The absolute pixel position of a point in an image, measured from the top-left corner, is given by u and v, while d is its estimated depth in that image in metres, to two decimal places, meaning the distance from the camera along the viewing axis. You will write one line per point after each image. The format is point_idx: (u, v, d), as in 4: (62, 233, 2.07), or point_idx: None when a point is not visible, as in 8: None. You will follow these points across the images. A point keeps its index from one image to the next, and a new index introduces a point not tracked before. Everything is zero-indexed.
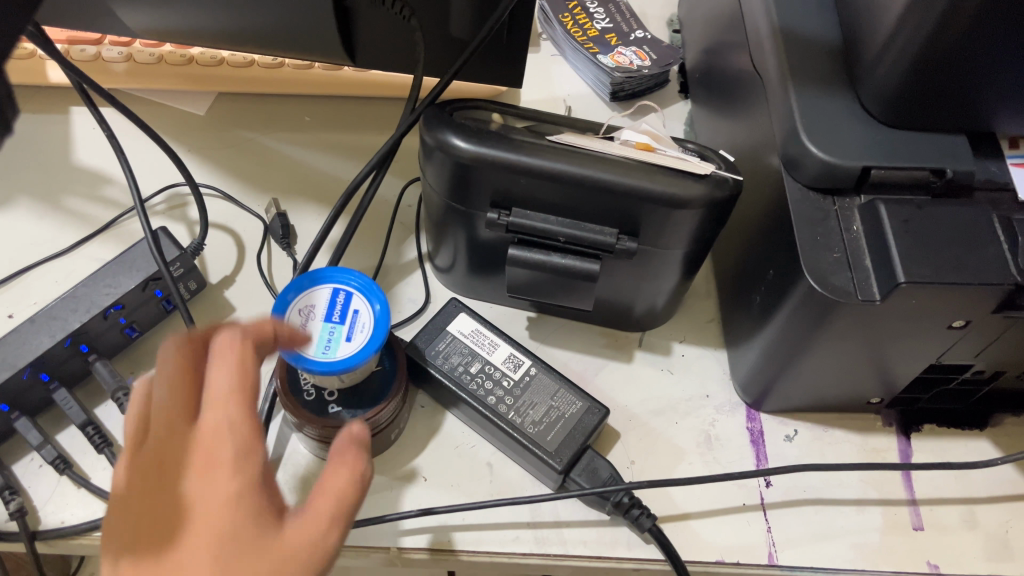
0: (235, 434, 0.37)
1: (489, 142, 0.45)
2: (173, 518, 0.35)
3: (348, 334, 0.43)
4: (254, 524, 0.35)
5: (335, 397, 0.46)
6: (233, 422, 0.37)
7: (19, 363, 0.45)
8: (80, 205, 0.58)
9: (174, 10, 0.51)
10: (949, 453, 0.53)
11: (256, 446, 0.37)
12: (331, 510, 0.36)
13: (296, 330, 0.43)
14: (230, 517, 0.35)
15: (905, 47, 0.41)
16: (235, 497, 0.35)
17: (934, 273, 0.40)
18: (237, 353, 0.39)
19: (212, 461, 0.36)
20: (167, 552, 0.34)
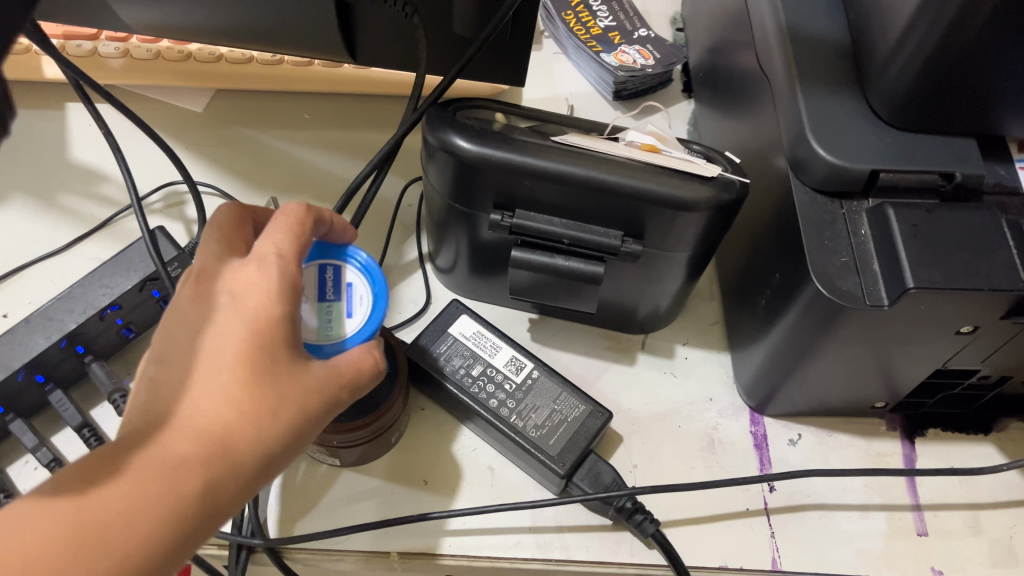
0: (282, 264, 0.34)
1: (492, 143, 0.44)
2: (203, 332, 0.33)
3: (347, 311, 0.39)
4: (284, 352, 0.33)
5: None
6: (282, 253, 0.35)
7: (14, 365, 0.44)
8: (77, 203, 0.57)
9: (172, 7, 0.50)
10: (954, 458, 0.53)
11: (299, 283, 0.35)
12: (351, 372, 0.35)
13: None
14: (264, 336, 0.33)
15: (916, 50, 0.40)
16: (273, 321, 0.33)
17: (944, 279, 0.39)
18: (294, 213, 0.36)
19: (249, 278, 0.34)
20: (196, 361, 0.32)
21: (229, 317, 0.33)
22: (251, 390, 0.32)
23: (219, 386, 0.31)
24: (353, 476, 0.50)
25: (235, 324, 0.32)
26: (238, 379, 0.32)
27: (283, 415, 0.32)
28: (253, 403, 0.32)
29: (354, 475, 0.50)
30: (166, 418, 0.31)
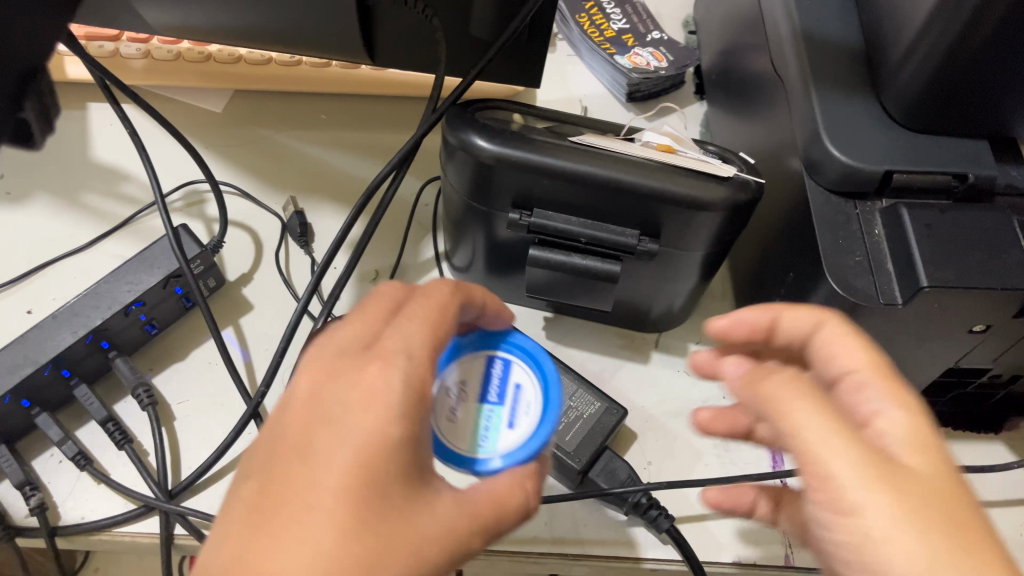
0: (410, 369, 0.31)
1: (511, 143, 0.45)
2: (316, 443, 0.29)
3: (509, 419, 0.37)
4: (400, 479, 0.29)
5: None
6: (409, 357, 0.32)
7: (41, 360, 0.45)
8: (98, 202, 0.58)
9: (195, 9, 0.51)
10: (965, 456, 0.54)
11: (425, 391, 0.31)
12: (490, 508, 0.32)
13: (441, 416, 0.37)
14: (380, 458, 0.29)
15: (928, 53, 0.41)
16: (392, 442, 0.29)
17: (957, 277, 0.40)
18: (434, 307, 0.34)
19: (376, 380, 0.31)
20: (303, 485, 0.28)
21: (345, 428, 0.29)
22: (361, 525, 0.28)
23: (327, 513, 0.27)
24: None
25: (351, 439, 0.29)
26: (348, 506, 0.28)
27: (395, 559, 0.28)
28: (361, 540, 0.27)
29: None
30: (265, 545, 0.27)
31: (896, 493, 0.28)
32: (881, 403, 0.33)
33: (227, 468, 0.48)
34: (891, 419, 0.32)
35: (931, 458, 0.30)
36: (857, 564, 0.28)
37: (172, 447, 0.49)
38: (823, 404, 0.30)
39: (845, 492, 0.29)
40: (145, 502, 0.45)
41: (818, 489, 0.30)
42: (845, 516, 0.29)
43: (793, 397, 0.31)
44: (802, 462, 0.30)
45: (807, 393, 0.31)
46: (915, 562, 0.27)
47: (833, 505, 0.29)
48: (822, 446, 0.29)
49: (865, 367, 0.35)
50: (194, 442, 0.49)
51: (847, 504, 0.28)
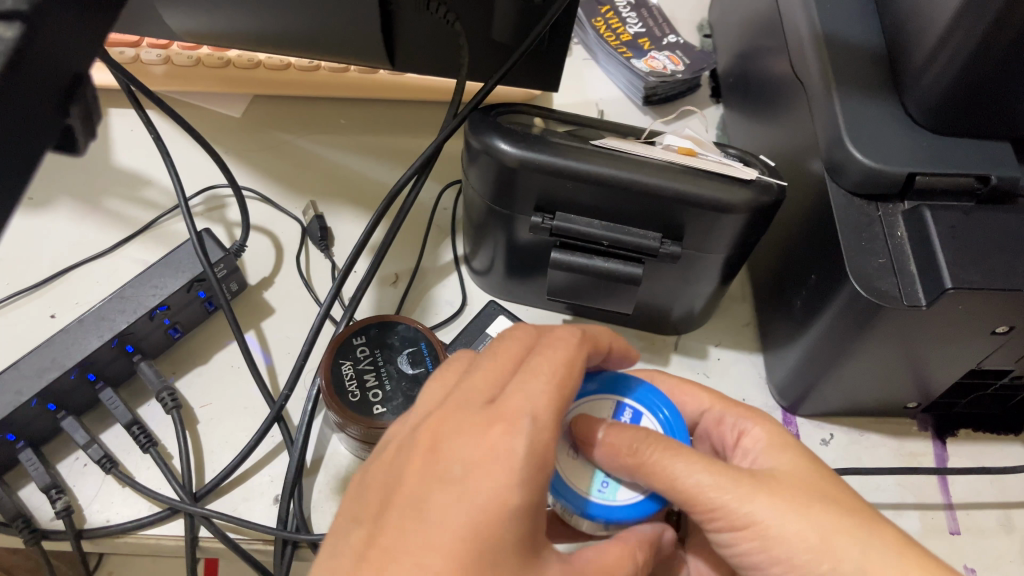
0: (534, 432, 0.31)
1: (535, 146, 0.45)
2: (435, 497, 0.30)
3: None
4: (508, 549, 0.30)
5: (380, 399, 0.46)
6: (534, 416, 0.32)
7: (68, 363, 0.46)
8: (120, 206, 0.59)
9: (219, 13, 0.51)
10: (985, 457, 0.54)
11: (548, 456, 0.31)
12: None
13: (562, 453, 0.38)
14: (493, 523, 0.29)
15: (952, 56, 0.41)
16: (509, 510, 0.30)
17: (982, 278, 0.40)
18: (561, 361, 0.34)
19: (500, 441, 0.31)
20: (415, 540, 0.29)
21: (464, 488, 0.30)
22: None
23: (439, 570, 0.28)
24: None
25: (467, 500, 0.29)
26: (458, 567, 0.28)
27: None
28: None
29: None
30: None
31: (779, 499, 0.35)
32: (743, 423, 0.42)
33: (250, 471, 0.49)
34: (754, 435, 0.41)
35: (783, 455, 0.39)
36: (770, 560, 0.35)
37: (197, 450, 0.49)
38: (683, 449, 0.35)
39: (736, 510, 0.35)
40: (171, 505, 0.45)
41: (716, 518, 0.35)
42: (744, 529, 0.35)
43: (658, 455, 0.35)
44: (688, 500, 0.35)
45: (664, 444, 0.35)
46: (811, 539, 0.34)
47: (733, 524, 0.35)
48: (698, 480, 0.35)
49: (713, 403, 0.44)
50: (218, 445, 0.49)
51: (742, 520, 0.35)
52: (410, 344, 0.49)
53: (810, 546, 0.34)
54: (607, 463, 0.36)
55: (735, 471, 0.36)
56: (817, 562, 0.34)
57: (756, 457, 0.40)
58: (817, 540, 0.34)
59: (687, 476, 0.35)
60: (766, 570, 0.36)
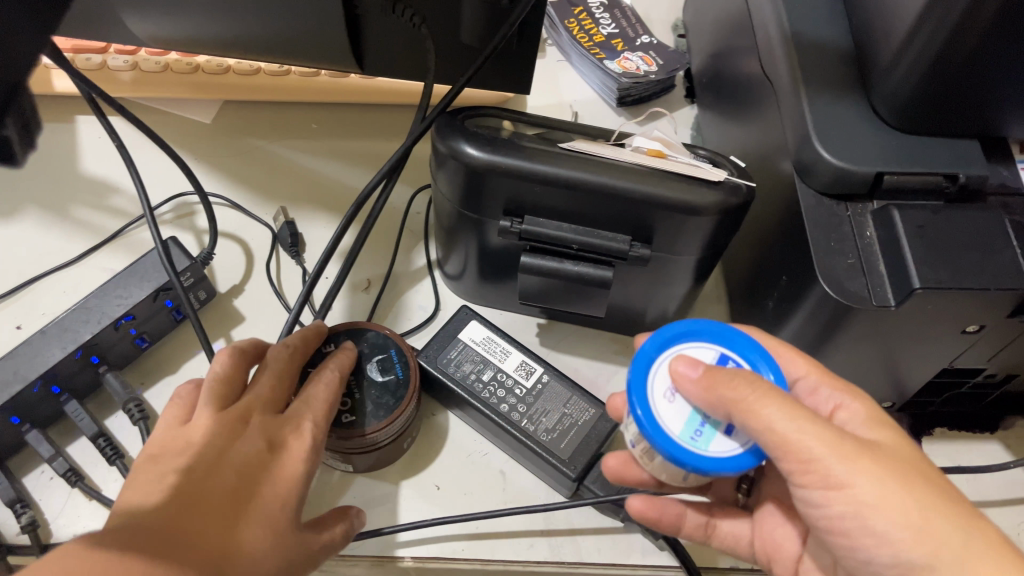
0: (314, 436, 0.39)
1: (501, 150, 0.45)
2: (239, 475, 0.36)
3: (727, 426, 0.36)
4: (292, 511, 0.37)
5: (349, 408, 0.45)
6: (316, 421, 0.40)
7: (30, 376, 0.45)
8: (88, 214, 0.58)
9: (183, 19, 0.50)
10: (960, 456, 0.54)
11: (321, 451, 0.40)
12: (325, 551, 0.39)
13: (660, 396, 0.37)
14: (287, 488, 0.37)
15: (918, 55, 0.41)
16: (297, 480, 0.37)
17: (950, 278, 0.40)
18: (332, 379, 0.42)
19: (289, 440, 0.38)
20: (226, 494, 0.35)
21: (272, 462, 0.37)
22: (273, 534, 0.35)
23: (243, 527, 0.34)
24: (365, 482, 0.50)
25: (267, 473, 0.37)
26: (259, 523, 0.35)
27: (273, 573, 0.35)
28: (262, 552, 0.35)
29: (366, 481, 0.50)
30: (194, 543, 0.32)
31: (876, 463, 0.34)
32: (840, 398, 0.41)
33: None
34: (851, 411, 0.40)
35: (885, 432, 0.37)
36: (861, 529, 0.34)
37: None
38: (785, 399, 0.34)
39: (831, 469, 0.33)
40: None
41: (808, 472, 0.34)
42: (836, 490, 0.34)
43: (763, 398, 0.34)
44: (779, 449, 0.34)
45: (768, 391, 0.34)
46: None
47: (825, 482, 0.34)
48: (799, 432, 0.33)
49: (809, 371, 0.43)
50: None
51: (838, 479, 0.33)
52: (378, 351, 0.48)
53: (907, 523, 0.33)
54: (703, 404, 0.35)
55: (835, 430, 0.34)
56: (914, 543, 0.32)
57: (852, 428, 0.39)
58: (920, 518, 0.33)
59: (787, 424, 0.33)
60: (857, 539, 0.34)
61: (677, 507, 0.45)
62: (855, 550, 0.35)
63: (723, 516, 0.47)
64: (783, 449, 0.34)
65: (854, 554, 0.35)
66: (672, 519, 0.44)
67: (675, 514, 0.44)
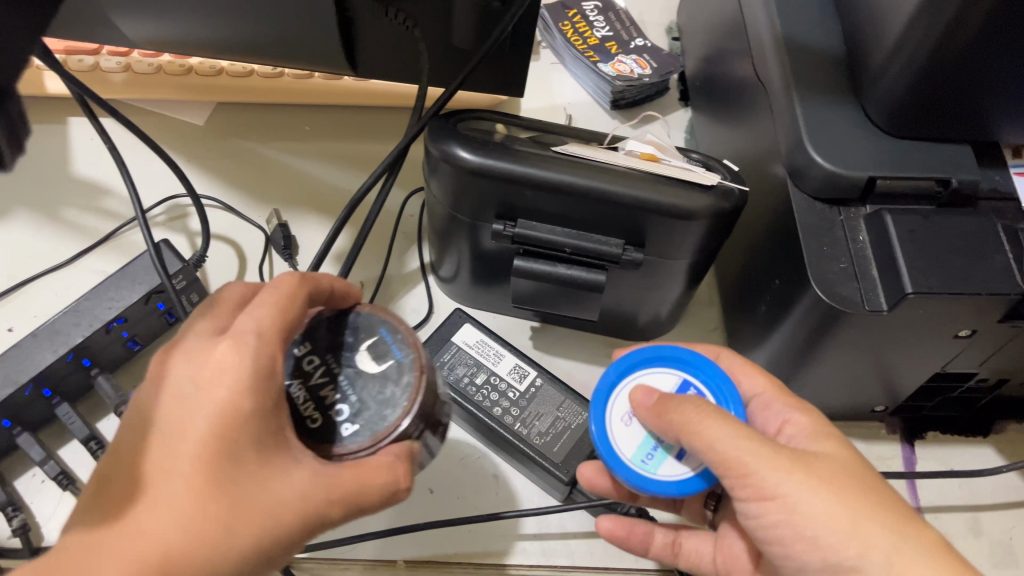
0: (257, 350, 0.31)
1: (493, 154, 0.45)
2: (165, 445, 0.30)
3: (677, 451, 0.40)
4: (245, 452, 0.30)
5: (347, 413, 0.33)
6: (260, 331, 0.32)
7: (21, 379, 0.45)
8: (79, 216, 0.58)
9: (176, 21, 0.50)
10: (952, 460, 0.54)
11: (276, 367, 0.32)
12: (346, 490, 0.31)
13: (618, 419, 0.42)
14: (227, 431, 0.30)
15: (909, 60, 0.41)
16: (241, 416, 0.30)
17: (941, 283, 0.40)
18: (286, 287, 0.33)
19: (223, 361, 0.31)
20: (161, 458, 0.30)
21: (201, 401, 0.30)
22: (210, 499, 0.30)
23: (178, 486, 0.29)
24: None
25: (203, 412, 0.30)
26: (189, 492, 0.30)
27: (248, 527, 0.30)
28: (201, 524, 0.29)
29: None
30: (94, 554, 0.28)
31: (809, 474, 0.35)
32: (788, 413, 0.41)
33: None
34: (797, 422, 0.40)
35: (838, 445, 0.38)
36: (791, 533, 0.35)
37: None
38: (731, 420, 0.36)
39: (765, 480, 0.35)
40: None
41: (745, 485, 0.36)
42: (769, 501, 0.35)
43: (706, 420, 0.36)
44: (721, 467, 0.36)
45: (712, 413, 0.37)
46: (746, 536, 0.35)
47: (758, 494, 0.35)
48: (738, 450, 0.35)
49: (766, 389, 0.44)
50: None
51: (771, 490, 0.35)
52: (366, 334, 0.35)
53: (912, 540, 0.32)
54: (655, 426, 0.39)
55: (781, 450, 0.36)
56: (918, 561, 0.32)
57: (798, 443, 0.39)
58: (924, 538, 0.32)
59: (728, 442, 0.36)
60: (792, 549, 0.36)
61: (644, 525, 0.45)
62: (789, 559, 0.36)
63: (688, 533, 0.47)
64: (725, 466, 0.36)
65: (788, 561, 0.36)
66: (640, 537, 0.45)
67: (642, 532, 0.45)
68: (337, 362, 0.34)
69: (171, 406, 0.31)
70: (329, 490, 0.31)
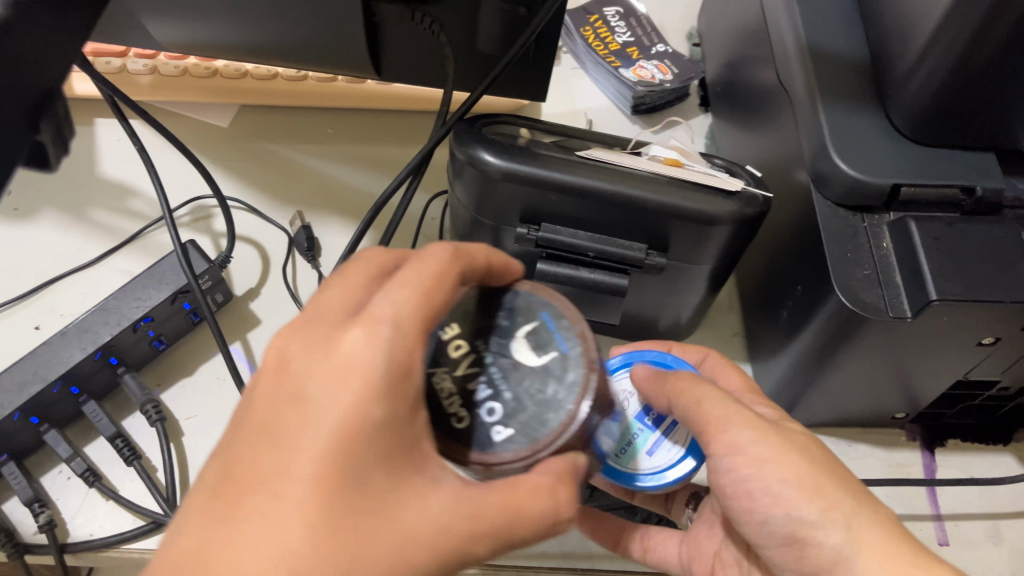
0: (392, 347, 0.28)
1: (519, 158, 0.45)
2: (283, 450, 0.27)
3: (649, 448, 0.43)
4: (376, 469, 0.28)
5: (499, 415, 0.32)
6: (395, 320, 0.29)
7: (50, 376, 0.45)
8: (105, 217, 0.58)
9: (204, 24, 0.51)
10: (973, 468, 0.54)
11: (411, 367, 0.29)
12: (495, 514, 0.29)
13: None
14: (357, 440, 0.27)
15: (935, 68, 0.41)
16: (371, 422, 0.27)
17: (966, 290, 0.40)
18: (429, 270, 0.31)
19: (357, 355, 0.28)
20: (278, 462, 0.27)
21: (323, 402, 0.28)
22: (335, 516, 0.27)
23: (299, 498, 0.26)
24: None
25: (327, 413, 0.27)
26: (313, 506, 0.26)
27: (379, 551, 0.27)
28: (325, 549, 0.26)
29: None
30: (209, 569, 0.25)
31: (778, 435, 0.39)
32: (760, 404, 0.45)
33: None
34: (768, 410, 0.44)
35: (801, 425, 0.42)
36: (762, 491, 0.38)
37: (181, 464, 0.49)
38: (715, 390, 0.40)
39: (737, 438, 0.39)
40: (154, 517, 0.45)
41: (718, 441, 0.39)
42: (740, 456, 0.39)
43: (696, 386, 0.40)
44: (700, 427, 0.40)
45: (702, 382, 0.40)
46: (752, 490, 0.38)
47: (728, 449, 0.39)
48: (716, 409, 0.39)
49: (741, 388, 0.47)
50: (203, 458, 0.49)
51: (743, 446, 0.39)
52: (524, 318, 0.35)
53: None
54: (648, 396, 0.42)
55: (756, 415, 0.40)
56: None
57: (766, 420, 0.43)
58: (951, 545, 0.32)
59: (708, 409, 0.39)
60: (767, 510, 0.38)
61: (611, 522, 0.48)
62: (754, 511, 0.39)
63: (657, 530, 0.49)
64: (707, 432, 0.39)
65: (752, 516, 0.40)
66: (608, 531, 0.48)
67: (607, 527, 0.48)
68: (488, 349, 0.34)
69: (292, 404, 0.28)
70: (471, 512, 0.29)
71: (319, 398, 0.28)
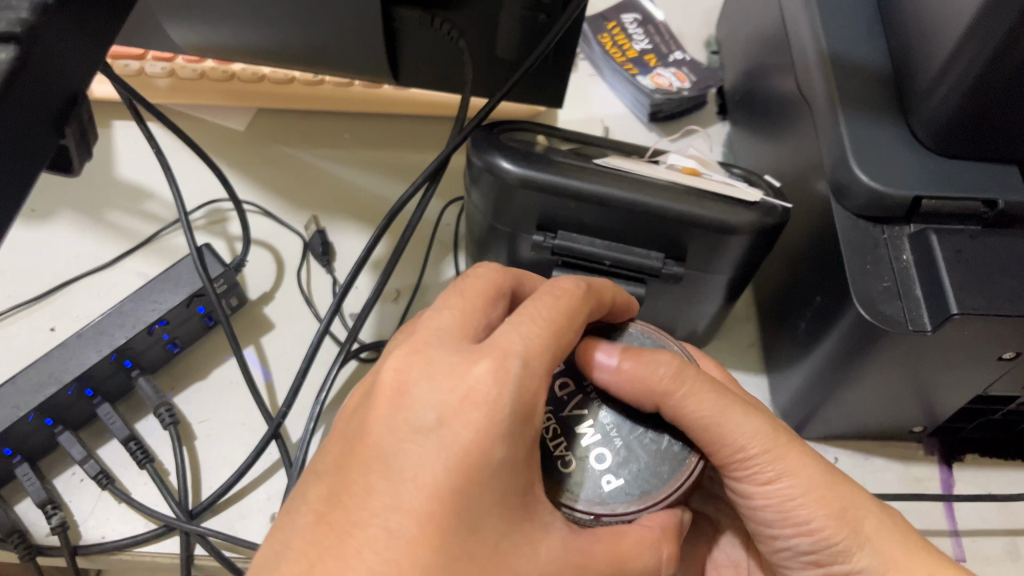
0: (519, 386, 0.29)
1: (537, 165, 0.45)
2: (398, 479, 0.28)
3: None
4: (491, 508, 0.28)
5: (608, 464, 0.35)
6: (526, 355, 0.30)
7: (65, 378, 0.45)
8: (122, 219, 0.59)
9: (222, 27, 0.50)
10: (991, 484, 0.53)
11: (532, 406, 0.29)
12: (597, 561, 0.30)
13: None
14: (476, 479, 0.28)
15: (958, 79, 0.40)
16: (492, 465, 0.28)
17: (988, 304, 0.40)
18: (555, 307, 0.32)
19: (484, 387, 0.28)
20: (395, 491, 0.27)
21: (442, 438, 0.28)
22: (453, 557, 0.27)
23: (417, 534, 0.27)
24: None
25: (446, 449, 0.27)
26: (431, 544, 0.27)
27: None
28: None
29: None
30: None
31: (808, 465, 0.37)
32: None
33: (248, 488, 0.49)
34: None
35: None
36: (782, 520, 0.37)
37: (194, 467, 0.49)
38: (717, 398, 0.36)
39: (765, 469, 0.36)
40: (166, 521, 0.45)
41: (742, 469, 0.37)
42: (766, 486, 0.37)
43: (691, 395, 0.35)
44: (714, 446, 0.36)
45: (696, 386, 0.35)
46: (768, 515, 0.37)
47: (756, 480, 0.37)
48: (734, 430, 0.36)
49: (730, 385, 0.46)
50: (215, 461, 0.49)
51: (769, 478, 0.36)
52: None
53: None
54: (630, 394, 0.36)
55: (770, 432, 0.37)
56: None
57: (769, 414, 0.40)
58: None
59: (716, 415, 0.35)
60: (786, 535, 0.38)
61: None
62: (777, 539, 0.38)
63: None
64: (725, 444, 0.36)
65: (775, 542, 0.39)
66: None
67: None
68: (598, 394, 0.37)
69: (408, 430, 0.28)
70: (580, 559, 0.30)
71: (441, 429, 0.28)
